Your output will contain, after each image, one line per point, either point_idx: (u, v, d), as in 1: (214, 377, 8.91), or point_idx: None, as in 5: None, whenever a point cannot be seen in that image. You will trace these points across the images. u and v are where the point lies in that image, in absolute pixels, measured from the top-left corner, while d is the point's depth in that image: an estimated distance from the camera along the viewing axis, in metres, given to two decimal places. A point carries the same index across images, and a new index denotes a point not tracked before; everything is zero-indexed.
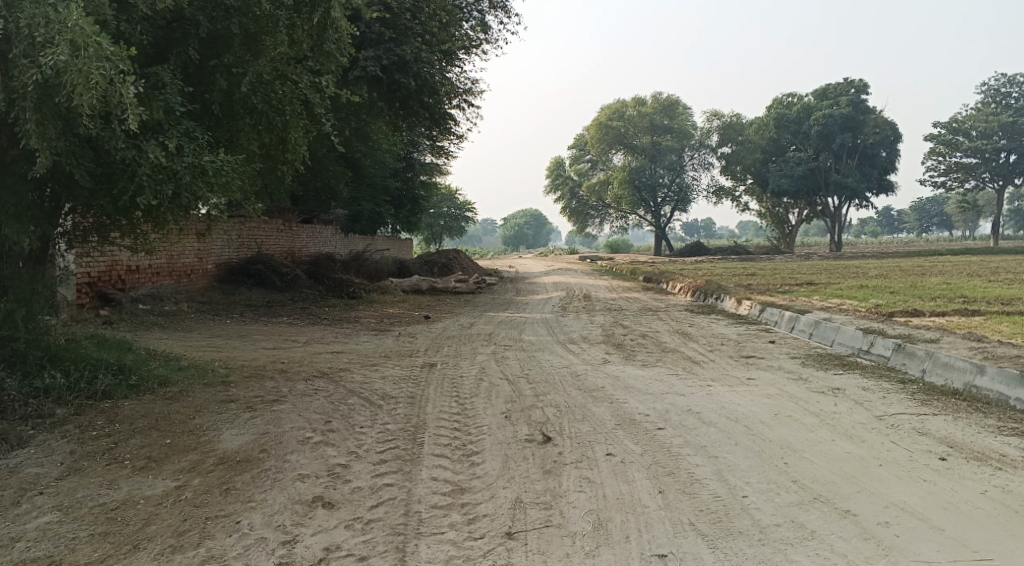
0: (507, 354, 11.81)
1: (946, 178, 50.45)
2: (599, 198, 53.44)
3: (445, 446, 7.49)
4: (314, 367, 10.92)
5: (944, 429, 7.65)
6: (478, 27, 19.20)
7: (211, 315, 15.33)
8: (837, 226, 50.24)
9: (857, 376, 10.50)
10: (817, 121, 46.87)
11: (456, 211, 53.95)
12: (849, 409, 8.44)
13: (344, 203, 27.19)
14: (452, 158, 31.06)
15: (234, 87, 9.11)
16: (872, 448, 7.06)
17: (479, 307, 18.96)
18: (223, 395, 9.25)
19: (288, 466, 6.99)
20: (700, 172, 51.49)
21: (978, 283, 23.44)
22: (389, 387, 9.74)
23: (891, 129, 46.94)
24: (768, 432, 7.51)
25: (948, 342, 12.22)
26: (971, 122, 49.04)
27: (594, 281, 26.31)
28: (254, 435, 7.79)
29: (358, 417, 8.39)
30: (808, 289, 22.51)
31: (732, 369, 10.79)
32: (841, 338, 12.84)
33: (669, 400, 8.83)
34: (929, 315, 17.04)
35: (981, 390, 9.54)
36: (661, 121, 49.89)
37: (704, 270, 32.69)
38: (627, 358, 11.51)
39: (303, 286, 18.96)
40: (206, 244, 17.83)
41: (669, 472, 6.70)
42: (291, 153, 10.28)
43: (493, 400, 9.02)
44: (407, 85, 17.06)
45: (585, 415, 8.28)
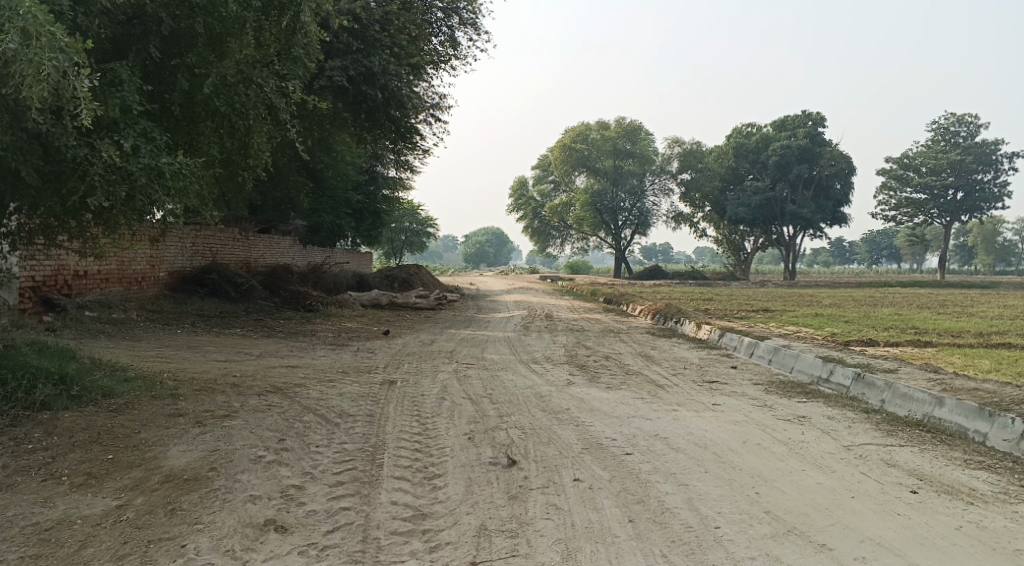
0: (468, 373, 11.53)
1: (897, 212, 51.45)
2: (560, 218, 53.50)
3: (406, 468, 7.18)
4: (268, 382, 10.51)
5: (912, 460, 7.56)
6: (448, 42, 19.04)
7: (161, 324, 14.81)
8: (791, 255, 50.87)
9: (820, 404, 10.41)
10: (775, 151, 47.48)
11: (416, 227, 53.55)
12: (816, 437, 8.32)
13: (304, 214, 26.74)
14: (414, 172, 30.78)
15: (196, 87, 8.77)
16: (843, 478, 6.92)
17: (438, 324, 18.64)
18: (172, 409, 8.83)
19: (239, 486, 6.62)
20: (660, 197, 51.84)
21: (929, 315, 23.78)
22: (346, 404, 9.40)
23: (846, 162, 47.75)
24: (737, 460, 7.34)
25: (907, 372, 12.24)
26: (921, 158, 50.13)
27: (554, 301, 26.16)
28: (203, 452, 7.39)
29: (314, 435, 8.04)
30: (765, 316, 22.61)
31: (697, 394, 10.64)
32: (800, 366, 12.79)
33: (635, 425, 8.62)
34: (885, 345, 17.16)
35: (939, 421, 9.51)
36: (624, 146, 49.85)
37: (662, 294, 32.77)
38: (591, 380, 11.32)
39: (258, 297, 18.48)
40: (159, 250, 17.29)
41: (638, 500, 6.48)
42: (253, 158, 9.94)
43: (455, 421, 8.73)
44: (373, 97, 16.81)
45: (550, 438, 8.03)
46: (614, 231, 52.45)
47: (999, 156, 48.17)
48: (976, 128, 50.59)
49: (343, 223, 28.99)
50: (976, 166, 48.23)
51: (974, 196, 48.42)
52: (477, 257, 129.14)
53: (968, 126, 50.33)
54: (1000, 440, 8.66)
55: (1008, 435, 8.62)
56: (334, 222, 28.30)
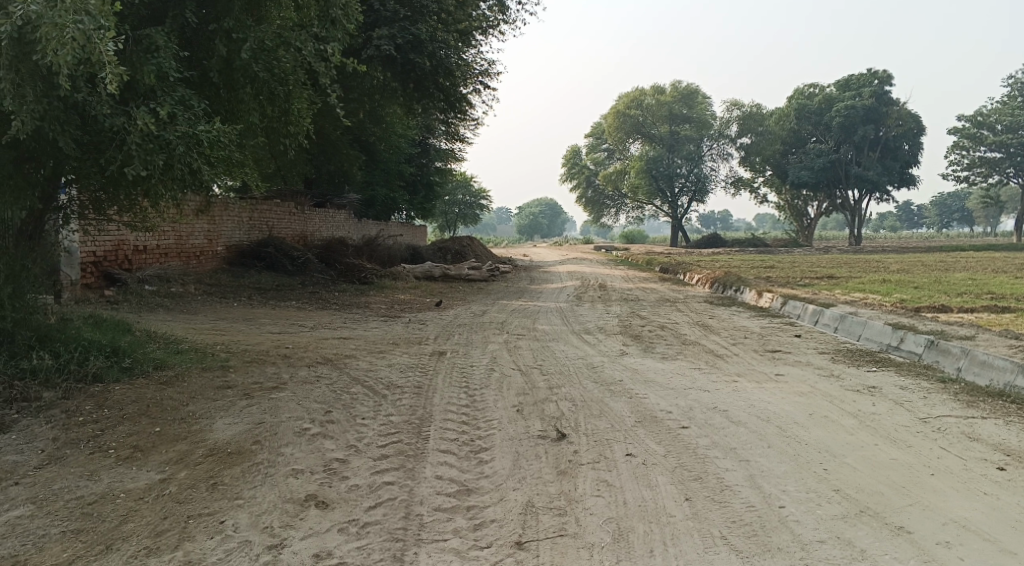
0: (519, 344, 11.27)
1: (969, 173, 49.33)
2: (617, 187, 52.76)
3: (453, 442, 6.95)
4: (318, 354, 10.39)
5: (995, 434, 7.04)
6: (497, 7, 18.58)
7: (218, 297, 14.87)
8: (856, 219, 49.30)
9: (891, 374, 9.89)
10: (838, 113, 45.79)
11: (471, 199, 53.35)
12: (887, 410, 7.84)
13: (359, 187, 26.71)
14: (467, 143, 30.53)
15: (235, 53, 8.61)
16: (920, 454, 6.47)
17: (492, 295, 18.40)
18: (221, 382, 8.76)
19: (281, 460, 6.47)
20: (719, 162, 50.25)
21: (1003, 279, 22.68)
22: (395, 376, 9.23)
23: (914, 122, 45.98)
24: (802, 434, 6.92)
25: (983, 339, 11.59)
26: (996, 116, 47.86)
27: (610, 271, 25.69)
28: (248, 425, 7.27)
29: (361, 407, 7.88)
30: (829, 283, 21.84)
31: (757, 364, 10.19)
32: (867, 334, 12.22)
33: (692, 396, 8.25)
34: (957, 311, 16.37)
35: (1022, 390, 8.94)
36: (680, 110, 48.90)
37: (722, 261, 31.94)
38: (646, 350, 10.96)
39: (314, 270, 18.46)
40: (215, 223, 17.37)
41: (694, 476, 6.14)
42: (295, 126, 9.73)
43: (505, 392, 8.48)
44: (421, 66, 16.49)
45: (602, 411, 7.72)
46: (671, 199, 51.37)
47: None
48: None
49: (397, 195, 28.90)
50: None
51: None
52: (533, 227, 128.51)
53: None
54: None
55: None
56: (389, 194, 28.21)
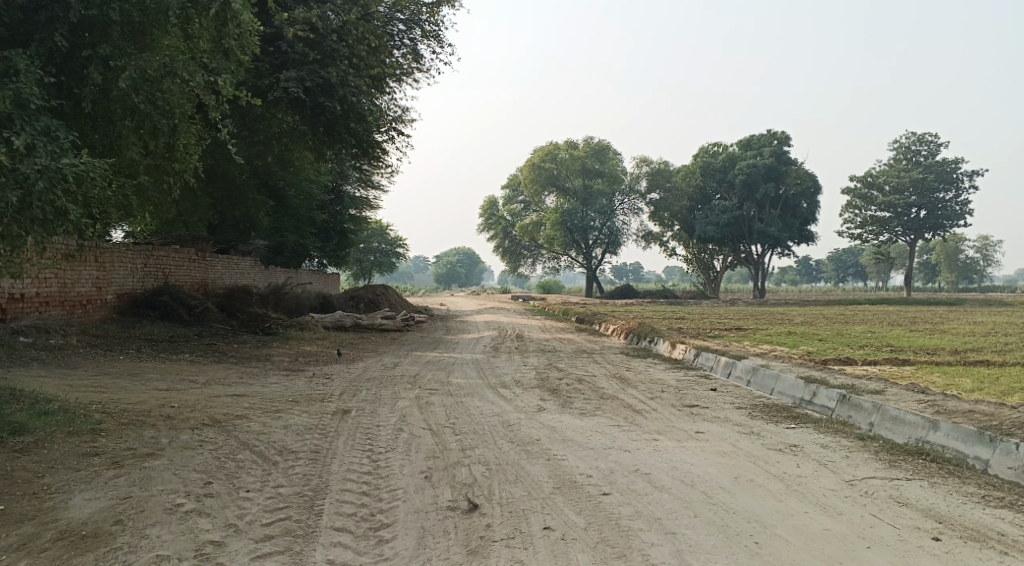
0: (431, 400, 10.53)
1: (863, 231, 51.14)
2: (531, 238, 52.62)
3: (349, 517, 6.21)
4: (206, 414, 9.43)
5: (925, 498, 6.68)
6: (410, 55, 18.11)
7: (103, 350, 13.66)
8: (759, 273, 50.45)
9: (811, 431, 9.55)
10: (742, 171, 46.92)
11: (385, 248, 52.29)
12: (813, 471, 7.42)
13: (266, 233, 25.60)
14: (380, 190, 29.82)
15: (113, 83, 7.82)
16: (853, 522, 6.03)
17: (403, 346, 17.61)
18: (88, 448, 7.75)
19: (145, 544, 5.65)
20: (629, 217, 51.25)
21: (900, 332, 23.14)
22: (291, 439, 8.37)
23: (813, 181, 47.49)
24: (730, 501, 6.41)
25: (894, 392, 11.46)
26: (885, 177, 49.96)
27: (525, 321, 25.18)
28: (110, 501, 6.32)
29: (246, 477, 7.03)
30: (738, 335, 21.85)
31: (677, 421, 9.70)
32: (780, 387, 11.96)
33: (612, 458, 7.68)
34: (863, 363, 16.46)
35: (936, 446, 8.73)
36: (592, 166, 49.37)
37: (633, 313, 31.80)
38: (564, 405, 10.38)
39: (214, 319, 17.48)
40: (105, 271, 16.09)
41: (618, 554, 5.59)
42: (181, 163, 8.84)
43: (411, 456, 7.74)
44: (331, 110, 15.84)
45: (518, 476, 7.07)
46: (583, 250, 51.43)
47: (960, 174, 48.22)
48: (937, 147, 50.61)
49: (308, 242, 27.87)
50: (938, 184, 48.20)
51: (937, 215, 48.35)
52: (448, 278, 127.33)
53: (929, 146, 50.29)
54: (1003, 468, 7.94)
55: (1013, 463, 7.88)
56: (298, 241, 27.15)
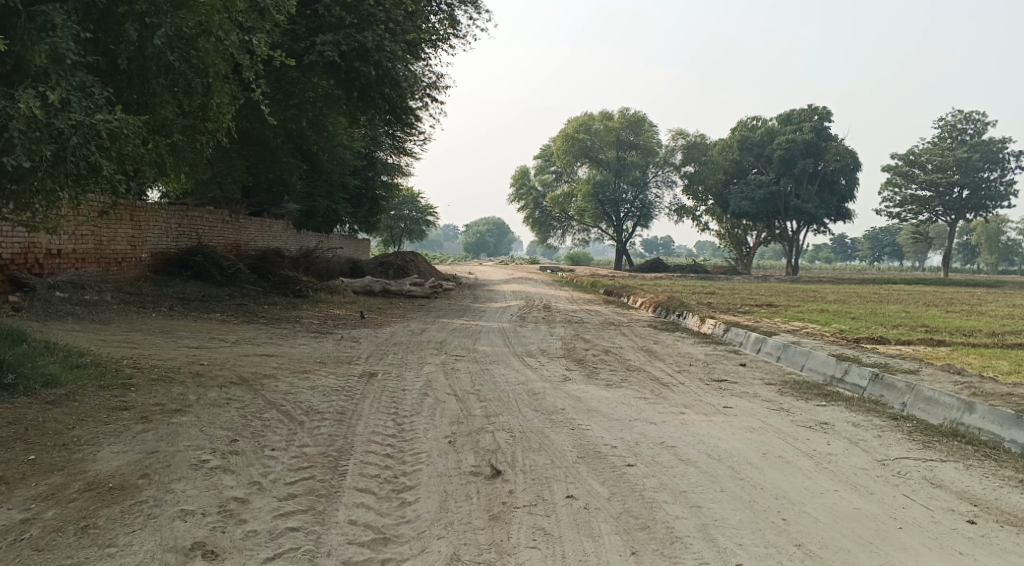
0: (457, 366, 10.50)
1: (901, 210, 50.19)
2: (563, 208, 52.26)
3: (372, 479, 6.20)
4: (234, 373, 9.47)
5: (958, 480, 6.53)
6: (446, 21, 17.91)
7: (136, 307, 13.79)
8: (793, 249, 49.79)
9: (842, 409, 9.38)
10: (779, 146, 46.12)
11: (417, 214, 52.26)
12: (843, 450, 7.27)
13: (298, 196, 25.66)
14: (412, 157, 29.73)
15: (148, 38, 7.78)
16: (884, 502, 5.90)
17: (431, 312, 17.60)
18: (117, 402, 7.81)
19: (170, 498, 5.68)
20: (663, 189, 50.69)
21: (935, 313, 22.72)
22: (317, 400, 8.37)
23: (852, 157, 46.59)
24: (757, 476, 6.30)
25: (929, 373, 11.23)
26: (927, 155, 48.88)
27: (554, 291, 25.09)
28: (137, 455, 6.36)
29: (272, 436, 7.04)
30: (769, 311, 21.59)
31: (704, 395, 9.57)
32: (811, 364, 11.77)
33: (638, 430, 7.59)
34: (896, 343, 16.18)
35: (970, 429, 8.54)
36: (627, 137, 48.84)
37: (664, 286, 31.55)
38: (590, 376, 10.29)
39: (245, 280, 17.58)
40: (139, 229, 16.19)
41: (642, 525, 5.52)
42: (214, 122, 8.90)
43: (436, 421, 7.71)
44: (366, 75, 15.67)
45: (542, 444, 7.01)
46: (615, 222, 51.06)
47: (1005, 154, 47.02)
48: (982, 125, 49.34)
49: (339, 207, 27.90)
50: (982, 164, 47.06)
51: (979, 195, 47.29)
52: (478, 247, 127.26)
53: (975, 124, 49.02)
54: None
55: None
56: (330, 205, 27.18)
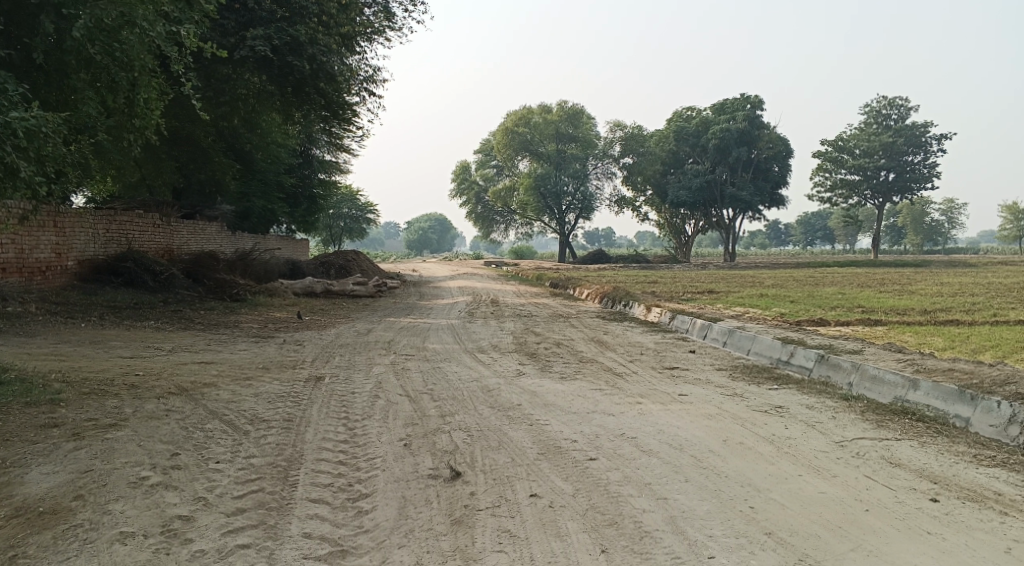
0: (407, 365, 10.23)
1: (832, 194, 51.28)
2: (503, 203, 52.05)
3: (325, 488, 5.92)
4: (173, 382, 9.05)
5: (917, 458, 6.52)
6: (382, 13, 17.42)
7: (64, 318, 13.16)
8: (730, 236, 50.48)
9: (795, 392, 9.38)
10: (714, 135, 46.63)
11: (356, 213, 51.50)
12: (802, 433, 7.23)
13: (233, 198, 24.97)
14: (349, 154, 29.20)
15: (65, 31, 7.35)
16: (849, 485, 5.85)
17: (376, 312, 17.24)
18: (47, 418, 7.37)
19: (108, 520, 5.33)
20: (603, 181, 50.77)
21: (871, 293, 23.17)
22: (262, 408, 8.03)
23: (784, 144, 47.43)
24: (721, 465, 6.19)
25: (873, 352, 11.35)
26: (854, 140, 49.99)
27: (499, 286, 24.91)
28: (70, 475, 5.97)
29: (216, 448, 6.69)
30: (711, 298, 21.75)
31: (658, 384, 9.48)
32: (756, 348, 11.80)
33: (596, 422, 7.44)
34: (837, 324, 16.40)
35: (915, 405, 8.61)
36: (564, 129, 48.94)
37: (606, 277, 31.61)
38: (543, 369, 10.12)
39: (180, 286, 17.00)
40: (66, 237, 15.47)
41: (610, 521, 5.36)
42: (142, 119, 8.28)
43: (389, 423, 7.44)
44: (300, 69, 15.23)
45: (501, 442, 6.80)
46: (556, 215, 51.06)
47: (928, 138, 48.33)
48: (906, 110, 50.64)
49: (276, 207, 27.24)
50: (907, 147, 48.32)
51: (905, 178, 48.57)
52: (419, 244, 126.39)
53: (898, 109, 50.29)
54: (984, 426, 7.85)
55: (994, 421, 7.78)
56: (266, 206, 26.53)
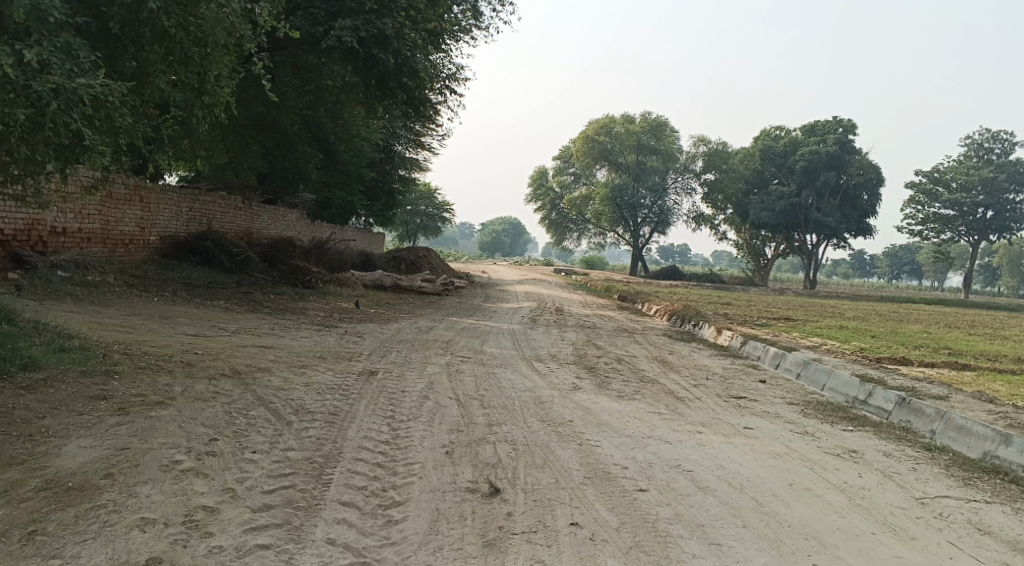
0: (461, 368, 9.94)
1: (924, 228, 49.19)
2: (580, 212, 51.56)
3: (358, 492, 5.68)
4: (227, 364, 8.93)
5: (1005, 525, 5.92)
6: (470, 12, 17.16)
7: (138, 291, 13.28)
8: (812, 263, 48.93)
9: (870, 436, 8.75)
10: (802, 157, 45.09)
11: (434, 211, 51.63)
12: (877, 484, 6.66)
13: (314, 186, 25.18)
14: (431, 151, 29.21)
15: (143, 3, 7.32)
16: (927, 552, 5.42)
17: (441, 310, 17.04)
18: (97, 390, 7.30)
19: (130, 503, 5.27)
20: (681, 197, 49.51)
21: (957, 334, 21.94)
22: (310, 399, 7.82)
23: (875, 172, 45.81)
24: (783, 511, 5.74)
25: (958, 399, 10.57)
26: (952, 174, 47.86)
27: (568, 295, 24.49)
28: (105, 451, 5.83)
29: (255, 436, 6.47)
30: (786, 325, 20.90)
31: (722, 413, 8.97)
32: (833, 384, 11.11)
33: (650, 449, 6.99)
34: (918, 365, 15.48)
35: (1006, 463, 7.89)
36: (648, 141, 48.06)
37: (679, 294, 30.84)
38: (602, 386, 9.71)
39: (255, 269, 17.07)
40: (150, 211, 15.65)
41: (655, 564, 5.05)
42: (214, 97, 8.22)
43: (434, 427, 7.15)
44: (385, 63, 15.10)
45: (546, 460, 6.43)
46: (632, 227, 50.21)
47: None
48: (1011, 145, 48.23)
49: (354, 198, 27.40)
50: (1009, 185, 46.04)
51: (1004, 217, 46.27)
52: (494, 246, 126.51)
53: (1003, 144, 47.95)
54: None
55: None
56: (345, 197, 26.71)
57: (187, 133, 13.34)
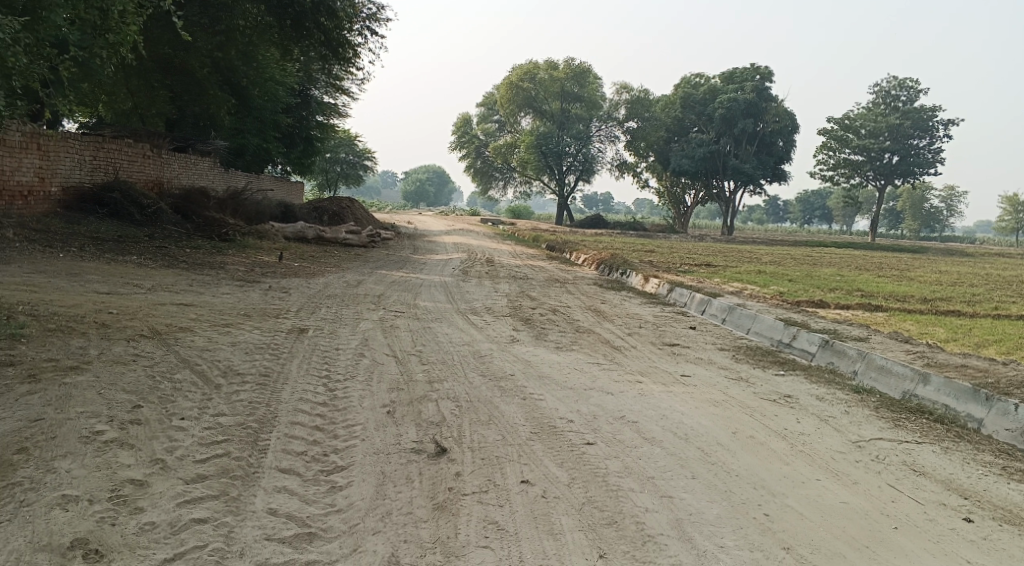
0: (395, 323, 9.66)
1: (834, 173, 50.44)
2: (504, 160, 51.07)
3: (297, 457, 5.45)
4: (147, 324, 8.46)
5: (939, 465, 6.05)
6: None
7: (43, 247, 12.49)
8: (729, 210, 49.83)
9: (802, 380, 8.85)
10: (721, 104, 45.31)
11: (354, 159, 50.43)
12: (816, 428, 6.72)
13: (228, 134, 24.15)
14: (351, 97, 28.31)
15: None
16: (872, 495, 5.47)
17: (367, 263, 16.62)
18: (5, 356, 6.80)
19: (49, 481, 4.94)
20: (606, 145, 49.80)
21: (868, 276, 22.62)
22: (239, 359, 7.46)
23: (790, 119, 46.61)
24: (731, 460, 5.73)
25: (879, 340, 10.82)
26: (861, 120, 48.96)
27: (494, 244, 24.27)
28: (19, 424, 5.43)
29: (183, 401, 6.12)
30: (708, 271, 21.15)
31: (660, 361, 8.95)
32: (758, 328, 11.23)
33: (594, 401, 6.90)
34: (836, 307, 15.85)
35: (924, 401, 8.10)
36: (571, 88, 47.77)
37: (602, 242, 30.98)
38: (538, 337, 9.58)
39: (168, 222, 16.36)
40: (52, 162, 14.72)
41: (609, 520, 4.99)
42: (119, 35, 7.64)
43: (372, 387, 6.89)
44: (302, 3, 14.38)
45: (491, 416, 6.27)
46: (557, 176, 50.18)
47: (936, 122, 47.44)
48: (916, 93, 49.64)
49: (272, 147, 26.43)
50: (914, 131, 47.47)
51: (909, 162, 47.80)
52: (416, 196, 124.96)
53: (909, 92, 49.31)
54: (999, 429, 7.39)
55: (1009, 425, 7.32)
56: (262, 145, 25.72)
57: (89, 77, 12.79)
